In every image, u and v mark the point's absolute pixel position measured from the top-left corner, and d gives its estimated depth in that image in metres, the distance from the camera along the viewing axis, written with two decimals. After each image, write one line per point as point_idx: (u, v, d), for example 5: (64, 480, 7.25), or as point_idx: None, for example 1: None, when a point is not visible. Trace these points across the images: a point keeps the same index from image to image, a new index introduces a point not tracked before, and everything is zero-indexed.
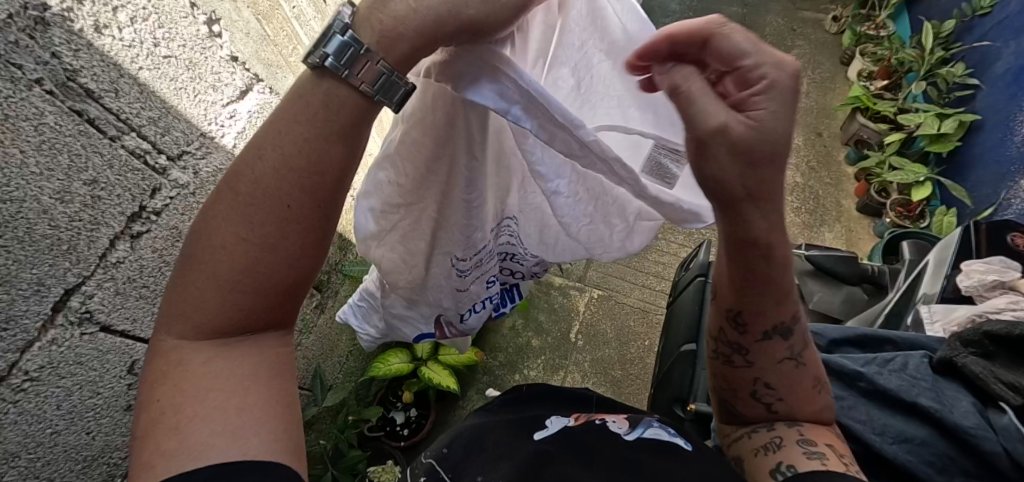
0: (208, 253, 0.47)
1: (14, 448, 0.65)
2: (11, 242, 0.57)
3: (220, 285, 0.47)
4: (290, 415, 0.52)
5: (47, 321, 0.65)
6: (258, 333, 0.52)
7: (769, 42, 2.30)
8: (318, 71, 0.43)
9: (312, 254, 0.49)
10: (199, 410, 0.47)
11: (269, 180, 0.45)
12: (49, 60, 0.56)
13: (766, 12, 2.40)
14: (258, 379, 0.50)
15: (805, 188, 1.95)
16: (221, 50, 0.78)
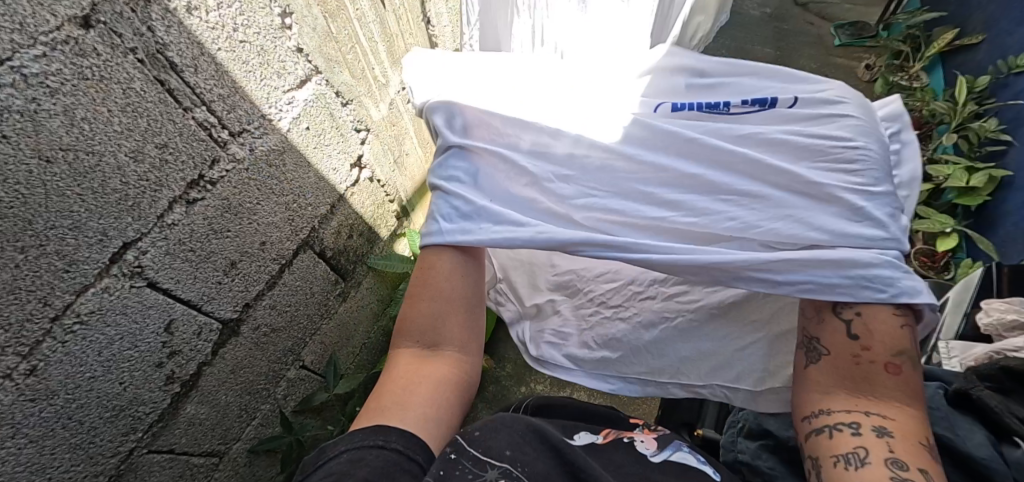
0: (418, 327, 0.68)
1: (53, 386, 0.70)
2: (87, 191, 0.64)
3: (420, 329, 0.68)
4: (416, 373, 0.64)
5: (102, 272, 0.69)
6: (434, 350, 0.67)
7: None
8: (445, 257, 0.71)
9: (455, 309, 0.70)
10: (394, 390, 0.62)
11: (426, 287, 0.70)
12: (144, 33, 0.63)
13: (799, 57, 2.44)
14: (416, 368, 0.65)
15: None
16: (290, 41, 0.85)
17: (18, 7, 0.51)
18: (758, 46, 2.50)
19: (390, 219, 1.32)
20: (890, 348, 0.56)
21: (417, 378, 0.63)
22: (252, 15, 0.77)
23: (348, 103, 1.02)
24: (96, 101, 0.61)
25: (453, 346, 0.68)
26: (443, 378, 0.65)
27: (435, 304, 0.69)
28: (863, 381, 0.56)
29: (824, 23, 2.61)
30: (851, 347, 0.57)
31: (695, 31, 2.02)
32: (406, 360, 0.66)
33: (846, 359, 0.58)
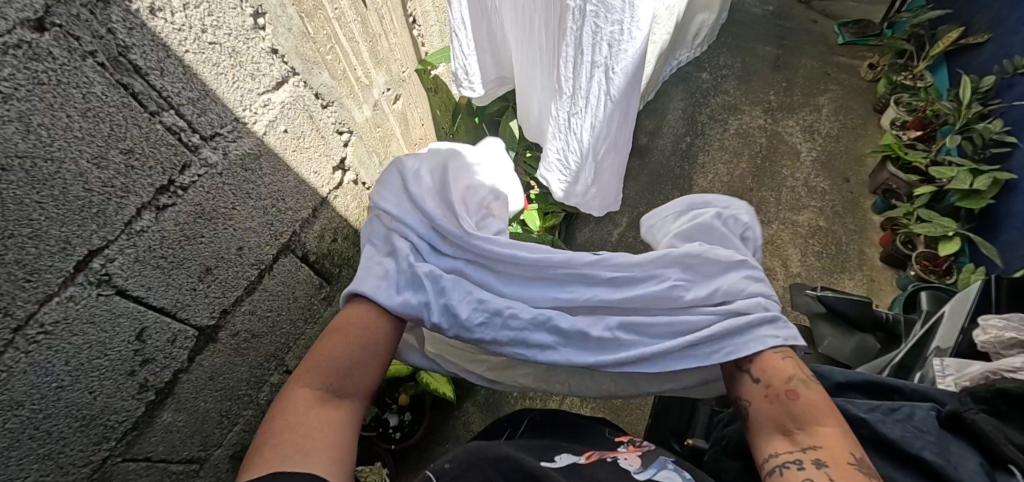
0: (313, 376, 0.69)
1: (19, 397, 0.68)
2: (47, 199, 0.62)
3: (320, 374, 0.69)
4: (314, 418, 0.64)
5: (66, 279, 0.68)
6: (339, 399, 0.68)
7: (801, 84, 2.28)
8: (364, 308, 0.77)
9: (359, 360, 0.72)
10: (293, 431, 0.62)
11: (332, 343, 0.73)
12: (104, 35, 0.61)
13: (801, 55, 2.40)
14: (311, 413, 0.65)
15: (827, 232, 1.84)
16: (263, 42, 0.82)
17: None
18: (759, 44, 2.45)
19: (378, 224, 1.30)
20: (821, 402, 0.66)
21: (311, 423, 0.64)
22: (221, 15, 0.74)
23: (329, 105, 1.00)
24: (51, 105, 0.59)
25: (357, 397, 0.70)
26: (352, 407, 0.69)
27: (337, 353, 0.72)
28: (799, 420, 0.64)
29: (828, 21, 2.56)
30: (787, 400, 0.67)
31: (698, 30, 1.96)
32: (298, 402, 0.66)
33: (788, 406, 0.67)
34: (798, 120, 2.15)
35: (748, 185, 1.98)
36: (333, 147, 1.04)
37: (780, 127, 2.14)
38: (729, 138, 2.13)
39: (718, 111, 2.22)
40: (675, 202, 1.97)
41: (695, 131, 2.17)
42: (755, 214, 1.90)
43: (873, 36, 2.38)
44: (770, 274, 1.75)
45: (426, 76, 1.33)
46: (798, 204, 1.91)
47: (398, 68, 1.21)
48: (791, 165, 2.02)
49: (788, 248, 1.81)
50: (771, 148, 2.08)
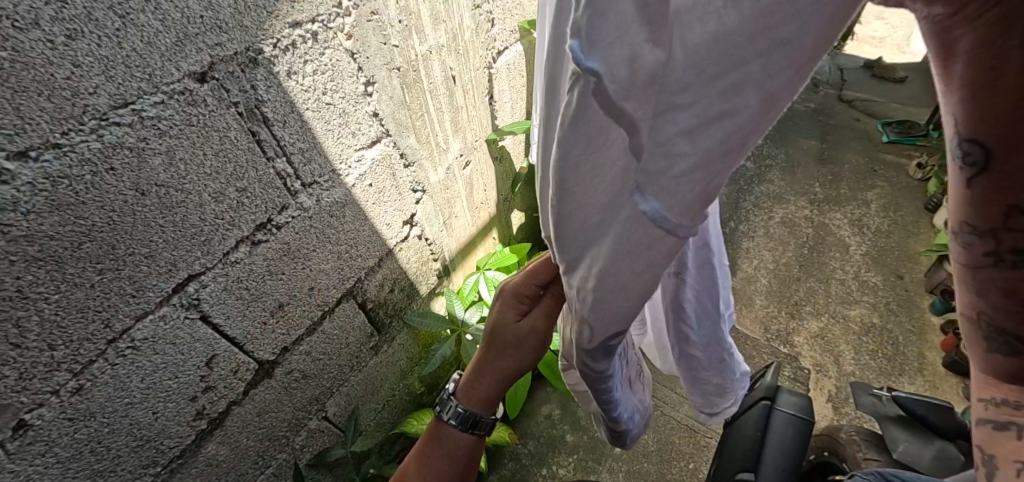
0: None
1: (93, 408, 0.72)
2: (168, 224, 0.69)
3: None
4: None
5: (164, 299, 0.73)
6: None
7: (848, 180, 2.30)
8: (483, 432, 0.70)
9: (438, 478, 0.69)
10: None
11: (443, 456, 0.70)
12: (248, 90, 0.71)
13: (846, 152, 2.45)
14: None
15: (883, 331, 1.70)
16: (368, 106, 0.92)
17: (150, 62, 0.59)
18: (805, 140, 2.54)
19: (432, 276, 1.34)
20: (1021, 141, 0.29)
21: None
22: (341, 82, 0.85)
23: (410, 165, 1.09)
24: (196, 144, 0.67)
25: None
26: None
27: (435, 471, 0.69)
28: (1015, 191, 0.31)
29: (870, 121, 2.64)
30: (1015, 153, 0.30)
31: None
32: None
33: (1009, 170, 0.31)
34: (847, 214, 2.13)
35: (795, 275, 1.92)
36: (407, 201, 1.11)
37: (826, 219, 2.12)
38: (774, 226, 2.12)
39: (763, 199, 2.24)
40: None
41: (739, 217, 2.18)
42: (802, 304, 1.81)
43: (920, 138, 2.42)
44: (820, 369, 1.61)
45: (494, 145, 1.42)
46: (849, 298, 1.81)
47: (472, 138, 1.30)
48: (840, 257, 1.96)
49: (841, 344, 1.67)
50: (820, 239, 2.04)
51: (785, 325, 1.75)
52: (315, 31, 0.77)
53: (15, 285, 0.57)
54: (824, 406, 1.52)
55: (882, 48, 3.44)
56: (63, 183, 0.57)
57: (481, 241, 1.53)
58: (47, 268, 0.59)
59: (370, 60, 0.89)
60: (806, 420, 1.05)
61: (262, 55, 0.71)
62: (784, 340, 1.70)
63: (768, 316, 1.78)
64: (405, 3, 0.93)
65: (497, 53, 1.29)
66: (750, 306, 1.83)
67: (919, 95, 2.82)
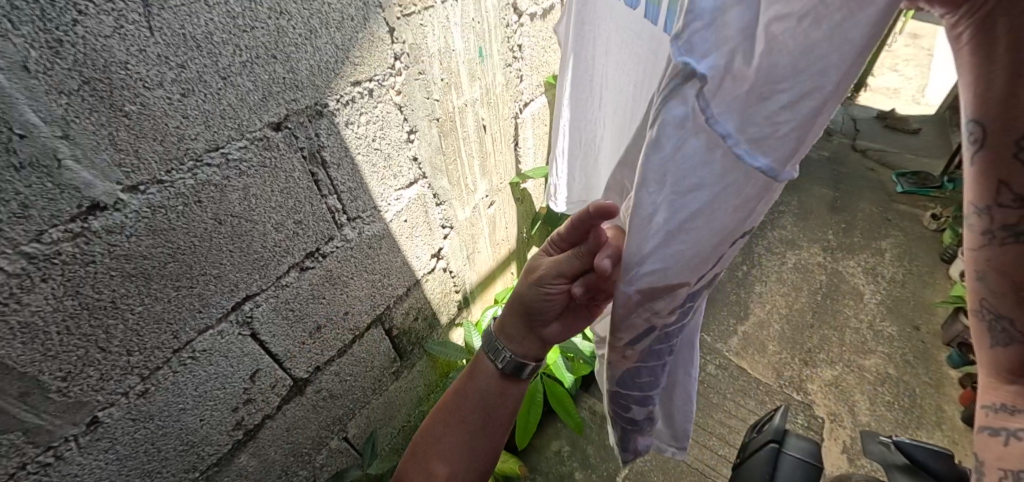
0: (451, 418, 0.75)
1: (153, 411, 0.80)
2: (236, 249, 0.79)
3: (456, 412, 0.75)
4: (438, 440, 0.74)
5: (224, 316, 0.82)
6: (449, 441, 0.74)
7: (861, 228, 2.33)
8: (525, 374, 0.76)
9: (479, 419, 0.74)
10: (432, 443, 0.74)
11: (480, 385, 0.75)
12: (312, 138, 0.82)
13: (859, 201, 2.50)
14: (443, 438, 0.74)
15: (899, 382, 1.71)
16: (409, 152, 1.03)
17: (240, 115, 0.71)
18: (817, 188, 2.59)
19: (453, 307, 1.42)
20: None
21: (437, 440, 0.74)
22: (388, 131, 0.96)
23: (441, 204, 1.19)
24: (266, 182, 0.78)
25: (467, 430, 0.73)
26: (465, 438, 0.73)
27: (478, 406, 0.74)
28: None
29: (884, 170, 2.69)
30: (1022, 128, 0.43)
31: None
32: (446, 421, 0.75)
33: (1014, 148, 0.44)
34: (861, 263, 2.15)
35: (808, 321, 1.94)
36: (436, 236, 1.21)
37: (839, 267, 2.15)
38: (788, 272, 2.16)
39: (777, 245, 2.29)
40: (731, 328, 1.96)
41: (752, 261, 2.22)
42: (816, 351, 1.83)
43: (933, 189, 2.46)
44: (834, 418, 1.63)
45: (516, 187, 1.53)
46: (863, 347, 1.82)
47: (497, 180, 1.41)
48: (853, 306, 1.98)
49: (856, 394, 1.68)
50: (833, 286, 2.06)
51: (798, 372, 1.77)
52: (370, 88, 0.89)
53: (111, 296, 0.67)
54: (839, 456, 1.53)
55: (894, 100, 3.47)
56: (161, 212, 0.67)
57: (500, 274, 1.61)
58: (137, 283, 0.69)
59: (414, 113, 1.01)
60: (816, 464, 1.06)
61: (326, 109, 0.83)
62: (797, 387, 1.72)
63: (781, 362, 1.80)
64: (447, 63, 1.05)
65: (524, 104, 1.41)
66: (763, 351, 1.85)
67: (934, 147, 2.87)
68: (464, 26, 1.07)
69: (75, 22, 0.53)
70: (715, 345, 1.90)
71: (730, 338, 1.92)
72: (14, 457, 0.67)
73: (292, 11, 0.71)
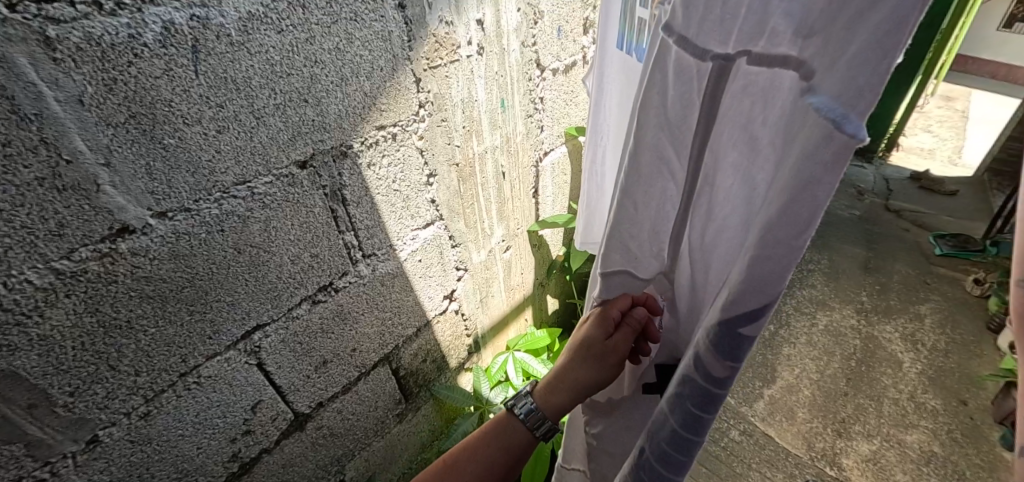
0: (475, 457, 0.69)
1: (152, 434, 0.80)
2: (251, 279, 0.81)
3: (482, 453, 0.70)
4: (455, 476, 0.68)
5: (232, 344, 0.84)
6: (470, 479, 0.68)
7: (897, 290, 2.21)
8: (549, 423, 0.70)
9: (503, 463, 0.70)
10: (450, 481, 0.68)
11: (509, 429, 0.70)
12: (335, 178, 0.86)
13: (895, 261, 2.38)
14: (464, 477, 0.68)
15: (946, 463, 1.56)
16: (428, 194, 1.07)
17: (269, 152, 0.75)
18: (850, 247, 2.49)
19: (462, 350, 1.41)
20: None
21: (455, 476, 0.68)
22: (408, 174, 1.00)
23: (456, 246, 1.21)
24: (287, 216, 0.82)
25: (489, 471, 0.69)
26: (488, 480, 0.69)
27: (505, 451, 0.70)
28: None
29: (920, 231, 2.58)
30: None
31: None
32: (469, 459, 0.69)
33: None
34: (899, 327, 2.03)
35: (842, 388, 1.81)
36: (449, 277, 1.22)
37: (877, 332, 2.02)
38: (818, 334, 2.04)
39: (806, 305, 2.18)
40: (756, 392, 1.85)
41: (779, 320, 2.12)
42: (850, 422, 1.70)
43: (975, 251, 2.35)
44: None
45: (533, 234, 1.54)
46: (904, 421, 1.68)
47: (515, 223, 1.42)
48: (892, 374, 1.84)
49: (896, 473, 1.54)
50: (868, 351, 1.94)
51: (831, 444, 1.64)
52: (394, 133, 0.94)
53: (127, 316, 0.70)
54: None
55: (929, 160, 3.35)
56: (184, 238, 0.71)
57: (514, 320, 1.59)
58: (154, 304, 0.72)
59: (435, 158, 1.05)
60: None
61: (351, 150, 0.87)
62: (831, 461, 1.59)
63: (812, 432, 1.68)
64: (470, 112, 1.10)
65: (544, 154, 1.45)
66: (791, 419, 1.74)
67: (975, 209, 2.74)
68: (488, 79, 1.12)
69: (130, 63, 0.58)
70: (740, 410, 1.80)
71: (755, 402, 1.81)
72: (11, 469, 0.68)
73: (327, 61, 0.77)
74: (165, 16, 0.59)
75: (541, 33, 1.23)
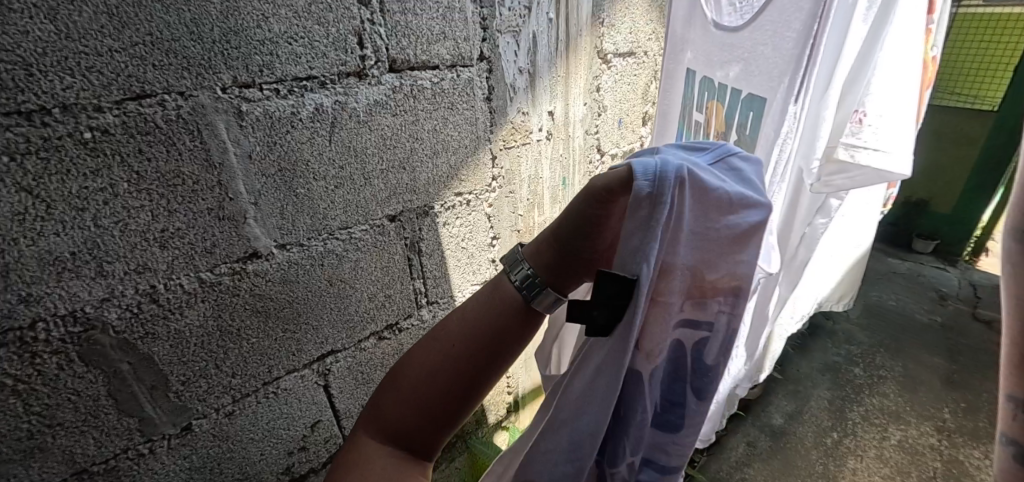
0: (451, 325, 0.65)
1: (231, 432, 0.93)
2: (336, 309, 0.96)
3: (457, 324, 0.65)
4: (432, 345, 0.65)
5: (309, 363, 0.97)
6: (442, 347, 0.64)
7: (986, 412, 2.00)
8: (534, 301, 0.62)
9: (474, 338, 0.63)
10: (426, 353, 0.65)
11: (486, 298, 0.65)
12: (414, 232, 1.02)
13: (984, 378, 2.17)
14: (439, 348, 0.64)
15: None
16: (489, 254, 1.20)
17: (370, 207, 0.93)
18: (928, 355, 2.30)
19: (501, 407, 1.46)
20: None
21: (430, 346, 0.65)
22: (475, 235, 1.15)
23: None
24: (373, 259, 0.97)
25: (457, 340, 0.64)
26: (458, 354, 0.63)
27: (477, 324, 0.63)
28: None
29: None
30: None
31: (835, 304, 1.88)
32: (447, 331, 0.65)
33: None
34: (987, 453, 1.82)
35: None
36: None
37: (962, 456, 1.81)
38: (890, 450, 1.84)
39: (876, 414, 1.99)
40: None
41: (844, 428, 1.94)
42: None
43: None
44: None
45: None
46: None
47: None
48: None
49: None
50: (952, 477, 1.74)
51: None
52: (470, 199, 1.10)
53: (238, 325, 0.85)
54: None
55: None
56: (294, 267, 0.87)
57: None
58: (259, 318, 0.87)
59: (500, 224, 1.20)
60: None
61: (432, 211, 1.04)
62: None
63: None
64: (535, 188, 1.26)
65: None
66: None
67: None
68: (553, 161, 1.29)
69: (288, 131, 0.79)
70: None
71: None
72: (123, 439, 0.81)
73: (425, 138, 0.96)
74: (318, 100, 0.80)
75: (603, 124, 1.39)
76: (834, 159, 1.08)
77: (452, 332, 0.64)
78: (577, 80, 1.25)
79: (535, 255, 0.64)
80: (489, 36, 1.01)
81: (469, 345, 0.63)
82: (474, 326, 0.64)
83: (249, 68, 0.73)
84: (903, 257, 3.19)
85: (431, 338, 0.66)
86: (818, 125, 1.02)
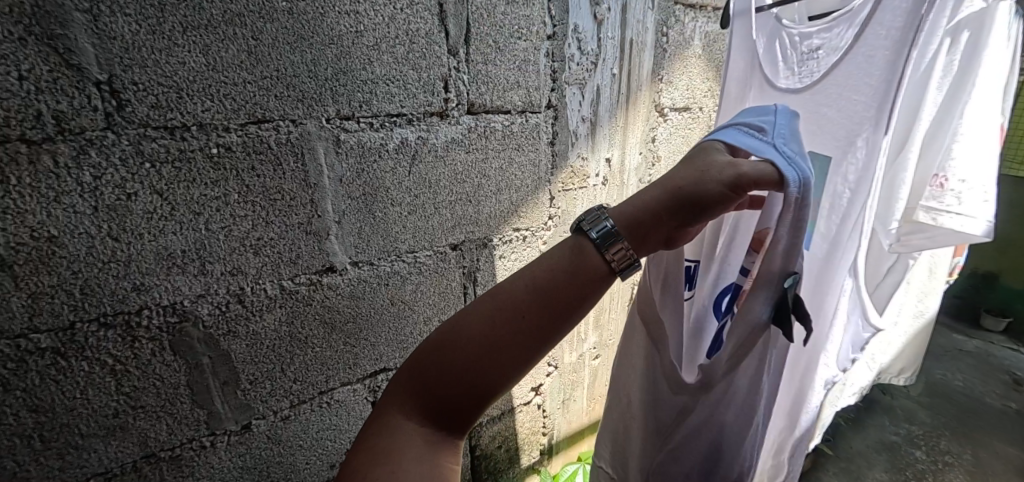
0: (517, 281, 0.63)
1: (283, 436, 0.98)
2: (394, 329, 1.02)
3: (527, 280, 0.63)
4: (493, 303, 0.61)
5: (363, 377, 1.02)
6: (509, 303, 0.61)
7: None
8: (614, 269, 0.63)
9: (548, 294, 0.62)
10: (486, 309, 0.61)
11: (558, 256, 0.64)
12: (472, 261, 1.07)
13: None
14: (502, 304, 0.61)
15: None
16: None
17: (436, 235, 0.99)
18: (1002, 445, 2.09)
19: (535, 449, 1.44)
20: None
21: (492, 303, 0.61)
22: None
23: None
24: (432, 284, 1.03)
25: (528, 296, 0.61)
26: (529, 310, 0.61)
27: (550, 282, 0.62)
28: None
29: None
30: None
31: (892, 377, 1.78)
32: (512, 288, 0.62)
33: None
34: None
35: None
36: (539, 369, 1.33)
37: None
38: None
39: None
40: None
41: None
42: None
43: None
44: None
45: None
46: None
47: (609, 332, 1.49)
48: None
49: None
50: None
51: None
52: (525, 236, 1.15)
53: (307, 334, 0.92)
54: None
55: None
56: (363, 284, 0.94)
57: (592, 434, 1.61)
58: (325, 330, 0.93)
59: None
60: None
61: (490, 243, 1.09)
62: None
63: None
64: None
65: None
66: None
67: None
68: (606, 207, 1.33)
69: (376, 160, 0.87)
70: None
71: None
72: (191, 429, 0.87)
73: (491, 176, 1.03)
74: (403, 135, 0.89)
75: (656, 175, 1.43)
76: (913, 220, 1.07)
77: (520, 287, 0.62)
78: (634, 131, 1.31)
79: (628, 220, 0.63)
80: (558, 87, 1.09)
81: (540, 301, 0.61)
82: (548, 281, 0.62)
83: (351, 103, 0.82)
84: (971, 334, 2.96)
85: (491, 296, 0.63)
86: (896, 187, 1.01)
